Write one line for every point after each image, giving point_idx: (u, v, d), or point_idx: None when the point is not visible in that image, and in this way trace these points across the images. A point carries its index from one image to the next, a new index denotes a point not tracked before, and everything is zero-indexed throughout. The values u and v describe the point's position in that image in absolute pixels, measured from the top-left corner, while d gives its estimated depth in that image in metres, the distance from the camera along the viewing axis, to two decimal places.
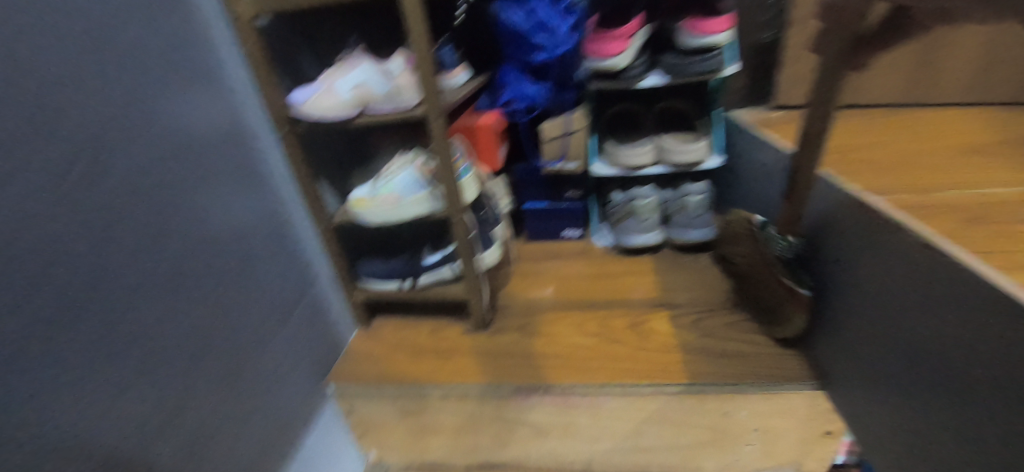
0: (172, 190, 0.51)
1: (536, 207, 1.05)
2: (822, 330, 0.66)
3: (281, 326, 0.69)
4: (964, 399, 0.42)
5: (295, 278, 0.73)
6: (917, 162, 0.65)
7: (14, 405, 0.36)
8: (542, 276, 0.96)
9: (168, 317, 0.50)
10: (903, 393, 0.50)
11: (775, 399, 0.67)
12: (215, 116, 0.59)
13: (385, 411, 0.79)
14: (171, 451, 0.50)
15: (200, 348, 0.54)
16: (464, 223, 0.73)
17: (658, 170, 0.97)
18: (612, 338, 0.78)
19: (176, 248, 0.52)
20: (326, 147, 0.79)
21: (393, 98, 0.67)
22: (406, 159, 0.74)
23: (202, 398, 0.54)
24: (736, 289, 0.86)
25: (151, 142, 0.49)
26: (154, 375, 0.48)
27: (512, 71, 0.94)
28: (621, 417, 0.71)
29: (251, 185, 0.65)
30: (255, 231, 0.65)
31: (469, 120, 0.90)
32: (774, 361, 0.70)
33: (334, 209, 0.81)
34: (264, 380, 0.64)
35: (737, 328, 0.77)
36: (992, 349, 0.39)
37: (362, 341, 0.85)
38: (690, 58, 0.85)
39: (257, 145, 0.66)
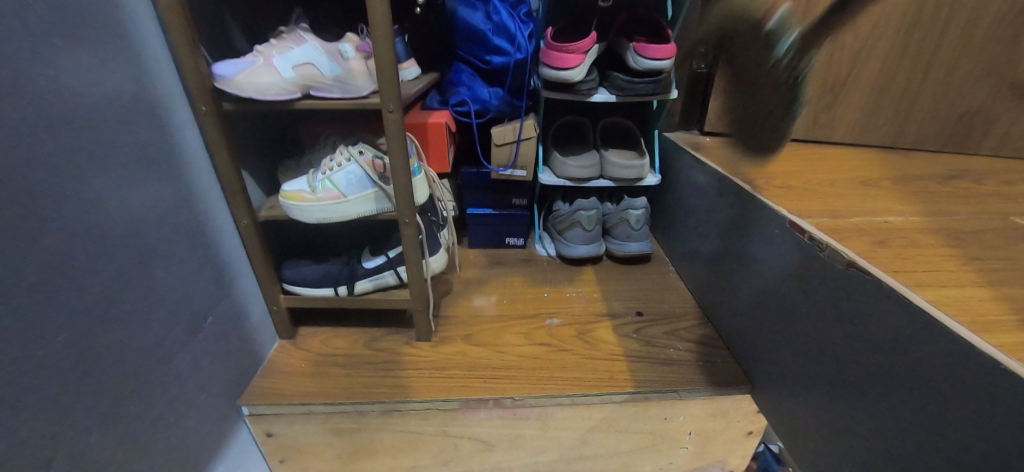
0: (51, 168, 0.42)
1: (480, 214, 1.02)
2: (750, 340, 0.72)
3: (188, 340, 0.59)
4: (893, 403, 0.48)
5: (211, 283, 0.63)
6: (838, 194, 0.71)
7: None
8: (485, 284, 0.94)
9: (42, 329, 0.41)
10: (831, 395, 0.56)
11: (713, 404, 0.72)
12: (111, 84, 0.48)
13: (313, 433, 0.70)
14: None
15: (86, 373, 0.45)
16: (415, 224, 0.68)
17: (600, 182, 1.00)
18: (558, 346, 0.78)
19: (54, 248, 0.42)
20: (252, 132, 0.70)
21: (343, 83, 0.60)
22: (352, 151, 0.66)
23: (91, 424, 0.45)
24: (671, 299, 0.90)
25: (23, 110, 0.39)
26: (6, 408, 0.38)
27: (466, 71, 0.91)
28: (570, 427, 0.71)
29: (161, 170, 0.55)
30: (160, 225, 0.55)
31: (420, 117, 0.84)
32: (711, 367, 0.74)
33: (260, 203, 0.72)
34: (166, 405, 0.55)
35: (673, 335, 0.81)
36: (925, 361, 0.44)
37: (284, 354, 0.76)
38: (639, 78, 0.87)
39: (169, 123, 0.56)
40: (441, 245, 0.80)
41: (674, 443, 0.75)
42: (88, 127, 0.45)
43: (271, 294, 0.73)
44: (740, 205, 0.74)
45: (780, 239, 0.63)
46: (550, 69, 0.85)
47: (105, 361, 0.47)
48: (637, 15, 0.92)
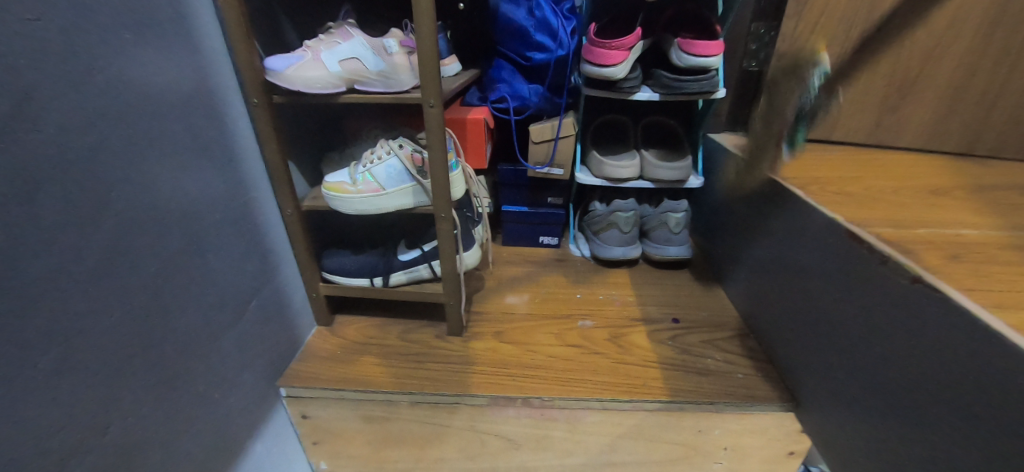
0: (112, 154, 0.44)
1: (515, 211, 1.02)
2: (795, 354, 0.68)
3: (233, 321, 0.61)
4: (957, 431, 0.44)
5: (256, 268, 0.65)
6: (902, 203, 0.66)
7: None
8: (518, 282, 0.93)
9: (99, 304, 0.44)
10: (888, 420, 0.52)
11: (750, 418, 0.68)
12: (172, 75, 0.51)
13: (345, 418, 0.72)
14: (98, 456, 0.44)
15: (139, 348, 0.48)
16: (451, 219, 0.68)
17: (640, 184, 0.97)
18: (589, 349, 0.76)
19: (112, 228, 0.45)
20: (300, 124, 0.72)
21: (386, 77, 0.61)
22: (391, 144, 0.67)
23: (141, 396, 0.48)
24: (710, 307, 0.87)
25: (90, 97, 0.42)
26: (60, 375, 0.41)
27: (507, 68, 0.90)
28: (598, 432, 0.70)
29: (214, 158, 0.58)
30: (211, 211, 0.57)
31: (459, 113, 0.84)
32: (751, 381, 0.71)
33: (304, 193, 0.74)
34: (210, 383, 0.57)
35: (711, 344, 0.78)
36: (997, 388, 0.40)
37: (321, 340, 0.78)
38: (685, 76, 0.85)
39: (223, 113, 0.59)
40: (475, 241, 0.80)
41: (708, 456, 0.72)
42: (149, 116, 0.48)
43: (311, 281, 0.76)
44: (789, 211, 0.70)
45: (834, 248, 0.60)
46: (592, 65, 0.84)
47: (158, 336, 0.50)
48: (686, 11, 0.89)
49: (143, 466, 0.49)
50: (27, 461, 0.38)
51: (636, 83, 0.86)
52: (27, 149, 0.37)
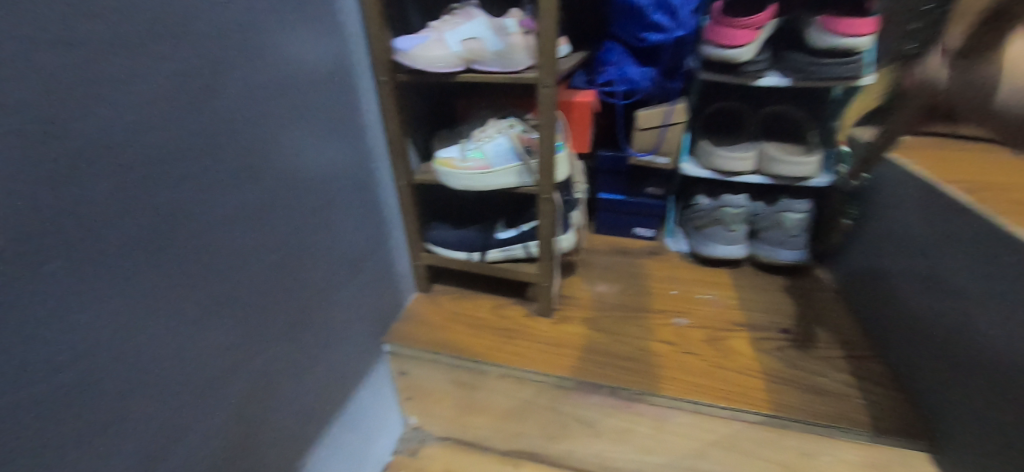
0: (272, 121, 0.51)
1: (614, 199, 1.00)
2: (934, 385, 0.60)
3: (348, 278, 0.68)
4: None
5: (370, 233, 0.71)
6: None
7: (128, 313, 0.38)
8: (611, 271, 0.91)
9: (256, 251, 0.51)
10: None
11: (866, 449, 0.61)
12: (316, 53, 0.57)
13: (437, 380, 0.77)
14: (249, 379, 0.52)
15: (279, 292, 0.55)
16: (552, 201, 0.69)
17: (756, 179, 0.89)
18: (683, 348, 0.73)
19: (268, 185, 0.51)
20: (417, 101, 0.77)
21: (503, 57, 0.62)
22: (502, 125, 0.69)
23: (278, 334, 0.56)
24: (827, 320, 0.78)
25: (259, 69, 0.48)
26: (228, 306, 0.48)
27: (619, 50, 0.88)
28: (685, 435, 0.67)
29: (343, 130, 0.63)
30: (337, 178, 0.63)
31: (566, 95, 0.84)
32: (871, 408, 0.63)
33: (415, 166, 0.79)
34: (327, 331, 0.64)
35: (824, 361, 0.70)
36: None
37: (420, 306, 0.84)
38: (824, 60, 0.76)
39: (353, 89, 0.65)
40: (572, 226, 0.80)
41: None
42: (297, 88, 0.54)
43: (415, 250, 0.81)
44: (944, 221, 0.60)
45: (1003, 268, 0.50)
46: (715, 46, 0.78)
47: (292, 283, 0.57)
48: None
49: (277, 394, 0.56)
50: (205, 375, 0.46)
51: (763, 65, 0.79)
52: (215, 116, 0.44)
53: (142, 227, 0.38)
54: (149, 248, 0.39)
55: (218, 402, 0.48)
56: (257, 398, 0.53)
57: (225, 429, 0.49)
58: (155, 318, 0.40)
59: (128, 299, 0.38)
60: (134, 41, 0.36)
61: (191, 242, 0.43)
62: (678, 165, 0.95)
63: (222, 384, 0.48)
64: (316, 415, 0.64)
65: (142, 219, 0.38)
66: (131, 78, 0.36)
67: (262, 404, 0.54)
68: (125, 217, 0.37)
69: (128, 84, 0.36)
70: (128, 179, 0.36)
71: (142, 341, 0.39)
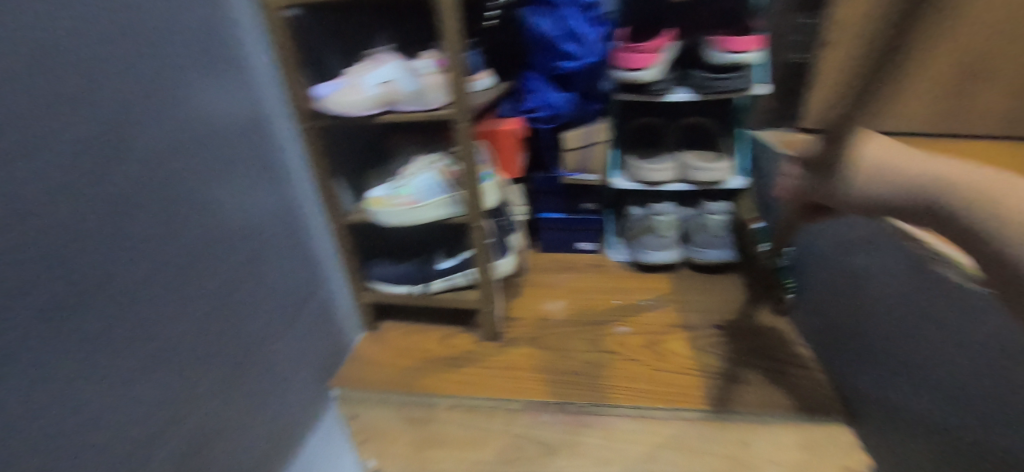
0: (191, 177, 0.51)
1: (552, 218, 1.03)
2: (852, 362, 0.65)
3: (287, 326, 0.67)
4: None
5: (306, 278, 0.71)
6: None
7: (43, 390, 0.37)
8: (556, 288, 0.94)
9: (183, 310, 0.50)
10: None
11: (798, 430, 0.65)
12: (233, 106, 0.57)
13: (389, 419, 0.76)
14: (184, 445, 0.50)
15: (214, 348, 0.54)
16: (483, 228, 0.71)
17: (679, 186, 0.95)
18: (626, 355, 0.76)
19: (191, 242, 0.51)
20: (343, 143, 0.78)
21: (419, 97, 0.65)
22: (427, 160, 0.71)
23: (214, 393, 0.54)
24: (755, 312, 0.83)
25: (173, 129, 0.48)
26: (156, 370, 0.47)
27: (538, 78, 0.92)
28: (635, 440, 0.69)
29: (268, 179, 0.64)
30: (266, 226, 0.63)
31: (492, 125, 0.87)
32: (799, 390, 0.67)
33: (349, 207, 0.80)
34: (269, 383, 0.63)
35: (756, 352, 0.75)
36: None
37: (367, 345, 0.83)
38: (720, 74, 0.83)
39: (275, 138, 0.65)
40: (509, 249, 0.82)
41: None
42: (217, 142, 0.54)
43: (357, 290, 0.81)
44: None
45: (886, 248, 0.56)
46: (621, 70, 0.84)
47: (227, 338, 0.56)
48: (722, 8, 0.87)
49: (216, 456, 0.54)
50: (133, 446, 0.44)
51: (667, 84, 0.85)
52: (129, 180, 0.43)
53: (54, 299, 0.37)
54: (61, 322, 0.38)
55: None
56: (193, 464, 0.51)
57: None
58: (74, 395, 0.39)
59: (39, 377, 0.36)
60: (37, 114, 0.36)
61: (108, 309, 0.42)
62: (608, 180, 1.00)
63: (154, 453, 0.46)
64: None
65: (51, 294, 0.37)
66: (33, 149, 0.35)
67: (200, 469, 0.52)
68: (31, 293, 0.36)
69: (32, 157, 0.35)
70: (34, 252, 0.36)
71: (58, 419, 0.38)
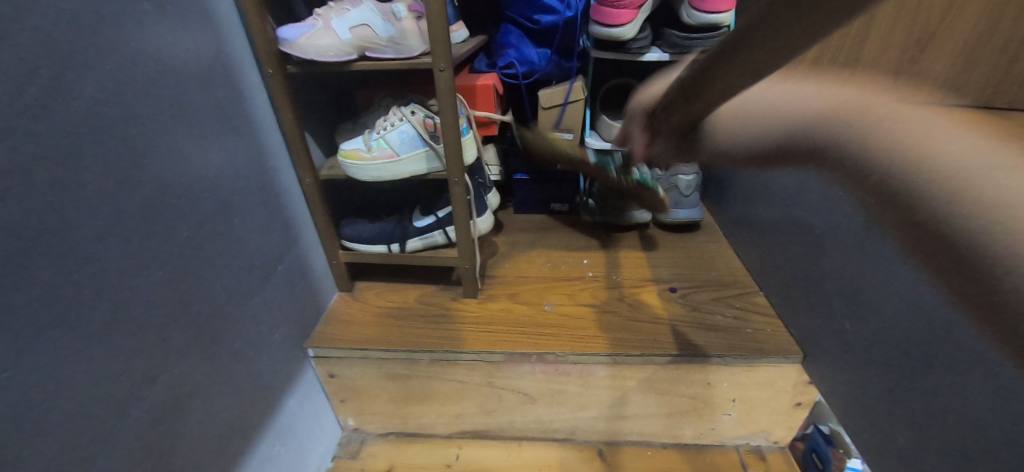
0: (144, 123, 0.46)
1: (525, 178, 1.03)
2: (804, 309, 0.70)
3: (261, 284, 0.65)
4: (974, 380, 0.45)
5: (278, 235, 0.68)
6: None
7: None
8: (531, 247, 0.95)
9: (145, 266, 0.47)
10: (899, 362, 0.54)
11: (756, 370, 0.71)
12: (193, 46, 0.52)
13: (370, 377, 0.76)
14: (156, 404, 0.48)
15: (184, 306, 0.52)
16: (463, 184, 0.70)
17: None
18: (600, 308, 0.79)
19: (149, 193, 0.47)
20: (312, 95, 0.74)
21: (396, 43, 0.62)
22: (404, 111, 0.68)
23: (188, 349, 0.52)
24: (719, 266, 0.89)
25: (118, 67, 0.43)
26: (115, 330, 0.44)
27: (514, 33, 0.90)
28: (609, 386, 0.73)
29: (235, 129, 0.59)
30: (236, 180, 0.60)
31: (469, 80, 0.85)
32: (758, 334, 0.73)
33: (320, 162, 0.76)
34: (243, 343, 0.61)
35: (720, 302, 0.80)
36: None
37: (343, 305, 0.82)
38: (694, 35, 0.83)
39: (240, 84, 0.60)
40: (487, 207, 0.82)
41: (714, 407, 0.75)
42: (172, 86, 0.50)
43: (332, 248, 0.79)
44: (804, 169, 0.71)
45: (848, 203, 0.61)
46: (601, 26, 0.83)
47: (197, 295, 0.53)
48: None
49: (192, 414, 0.53)
50: (100, 408, 0.43)
51: (645, 41, 0.86)
52: (70, 117, 0.39)
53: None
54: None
55: (115, 435, 0.44)
56: (169, 423, 0.50)
57: (139, 457, 0.47)
58: (24, 349, 0.37)
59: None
60: None
61: (62, 262, 0.39)
62: (582, 139, 1.01)
63: (119, 414, 0.45)
64: (241, 433, 0.61)
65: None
66: None
67: (176, 427, 0.51)
68: None
69: None
70: None
71: (12, 376, 0.36)
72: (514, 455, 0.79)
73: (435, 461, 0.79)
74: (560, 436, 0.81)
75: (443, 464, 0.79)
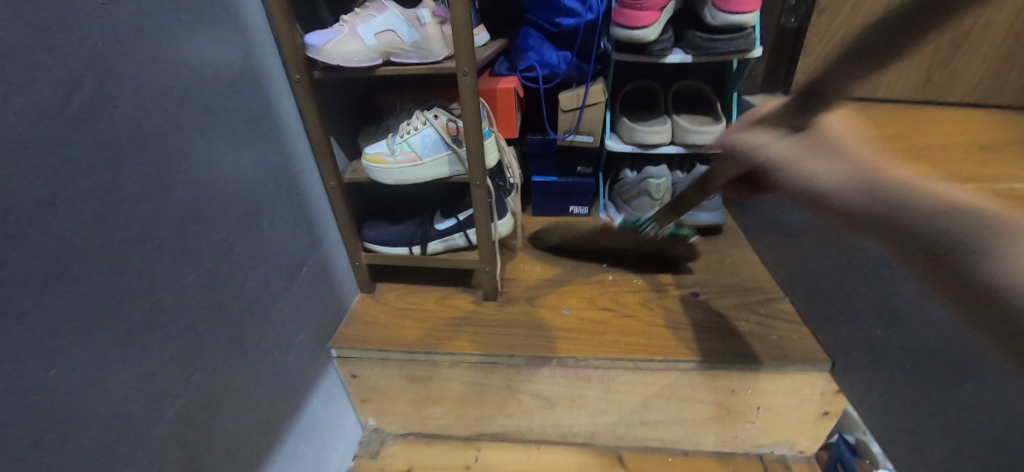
0: (181, 129, 0.48)
1: (545, 181, 1.03)
2: (832, 317, 0.69)
3: (288, 285, 0.66)
4: None
5: (304, 237, 0.69)
6: (953, 172, 0.66)
7: (36, 345, 0.36)
8: (550, 250, 0.95)
9: (179, 267, 0.48)
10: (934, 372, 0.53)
11: (782, 378, 0.70)
12: (226, 54, 0.54)
13: (391, 378, 0.77)
14: (188, 402, 0.50)
15: (215, 306, 0.53)
16: (485, 187, 0.70)
17: (671, 150, 0.96)
18: (621, 312, 0.78)
19: (184, 197, 0.49)
20: (336, 100, 0.75)
21: (421, 49, 0.62)
22: (427, 115, 0.69)
23: (219, 348, 0.54)
24: (742, 271, 0.87)
25: (157, 75, 0.45)
26: (150, 330, 0.45)
27: (535, 36, 0.90)
28: (630, 391, 0.73)
29: (264, 134, 0.61)
30: (265, 183, 0.61)
31: (491, 83, 0.85)
32: (783, 341, 0.72)
33: (344, 166, 0.78)
34: (270, 343, 0.62)
35: (744, 308, 0.78)
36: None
37: (365, 307, 0.83)
38: (718, 36, 0.82)
39: (269, 89, 0.62)
40: (507, 210, 0.82)
41: (737, 414, 0.74)
42: (207, 93, 0.51)
43: (354, 251, 0.80)
44: None
45: None
46: (622, 28, 0.82)
47: (227, 296, 0.55)
48: None
49: (222, 412, 0.54)
50: (135, 405, 0.44)
51: (668, 43, 0.85)
52: (111, 123, 0.41)
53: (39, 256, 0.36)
54: (44, 271, 0.36)
55: (150, 431, 0.46)
56: (200, 420, 0.51)
57: (173, 453, 0.48)
58: (65, 348, 0.38)
59: (37, 330, 0.36)
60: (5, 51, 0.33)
61: (101, 264, 0.41)
62: (603, 142, 1.00)
63: (155, 411, 0.46)
64: (268, 431, 0.62)
65: (34, 241, 0.35)
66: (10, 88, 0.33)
67: (207, 423, 0.52)
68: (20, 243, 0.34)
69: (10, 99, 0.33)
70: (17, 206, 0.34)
71: (56, 374, 0.37)
72: (533, 459, 0.79)
73: (454, 464, 0.79)
74: (579, 441, 0.80)
75: (462, 466, 0.79)
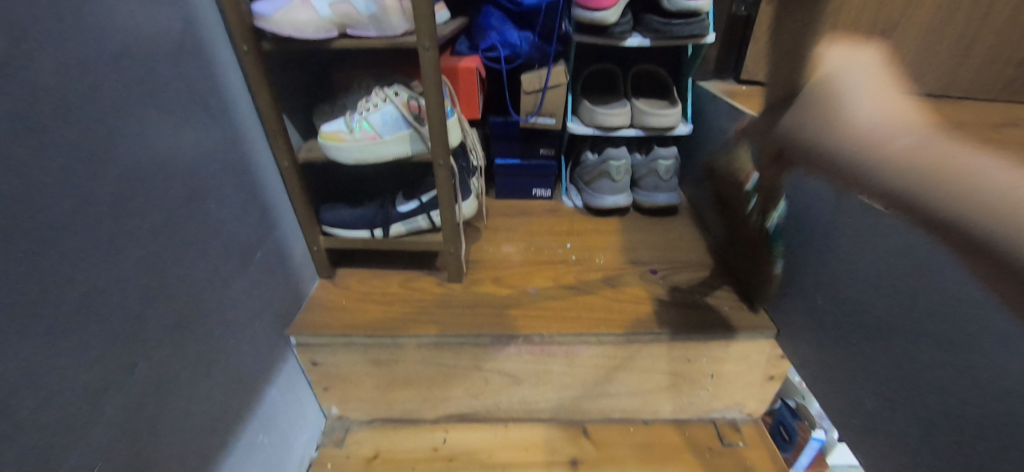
0: (115, 101, 0.44)
1: (507, 163, 1.03)
2: (777, 287, 0.74)
3: (240, 270, 0.63)
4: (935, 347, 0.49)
5: (256, 219, 0.66)
6: None
7: None
8: (513, 232, 0.95)
9: (117, 251, 0.45)
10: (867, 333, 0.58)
11: (734, 346, 0.74)
12: (163, 20, 0.50)
13: (354, 364, 0.76)
14: (135, 394, 0.47)
15: (161, 293, 0.50)
16: (448, 167, 0.69)
17: (630, 132, 0.98)
18: (584, 290, 0.80)
19: (121, 176, 0.45)
20: (288, 75, 0.71)
21: (379, 21, 0.60)
22: (386, 92, 0.67)
23: (166, 338, 0.50)
24: (696, 248, 0.92)
25: (84, 38, 0.41)
26: (88, 319, 0.42)
27: (496, 15, 0.89)
28: (594, 365, 0.75)
29: (210, 109, 0.57)
30: (212, 162, 0.57)
31: (451, 62, 0.83)
32: (736, 312, 0.76)
33: (298, 145, 0.74)
34: (223, 330, 0.59)
35: (699, 283, 0.82)
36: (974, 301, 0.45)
37: (324, 292, 0.80)
38: (674, 21, 0.84)
39: (214, 61, 0.58)
40: (471, 191, 0.81)
41: (693, 383, 0.78)
42: (143, 62, 0.47)
43: (311, 234, 0.77)
44: None
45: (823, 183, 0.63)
46: (583, 9, 0.83)
47: (174, 282, 0.52)
48: None
49: (172, 404, 0.51)
50: (75, 398, 0.41)
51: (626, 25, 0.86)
52: (34, 92, 0.37)
53: None
54: None
55: (93, 427, 0.43)
56: (149, 413, 0.48)
57: (120, 448, 0.45)
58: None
59: None
60: None
61: (28, 247, 0.37)
62: (564, 124, 1.01)
63: (97, 404, 0.43)
64: (224, 421, 0.59)
65: None
66: None
67: (157, 416, 0.49)
68: None
69: None
70: None
71: None
72: (500, 437, 0.80)
73: (422, 446, 0.79)
74: (545, 416, 0.82)
75: (430, 448, 0.79)
